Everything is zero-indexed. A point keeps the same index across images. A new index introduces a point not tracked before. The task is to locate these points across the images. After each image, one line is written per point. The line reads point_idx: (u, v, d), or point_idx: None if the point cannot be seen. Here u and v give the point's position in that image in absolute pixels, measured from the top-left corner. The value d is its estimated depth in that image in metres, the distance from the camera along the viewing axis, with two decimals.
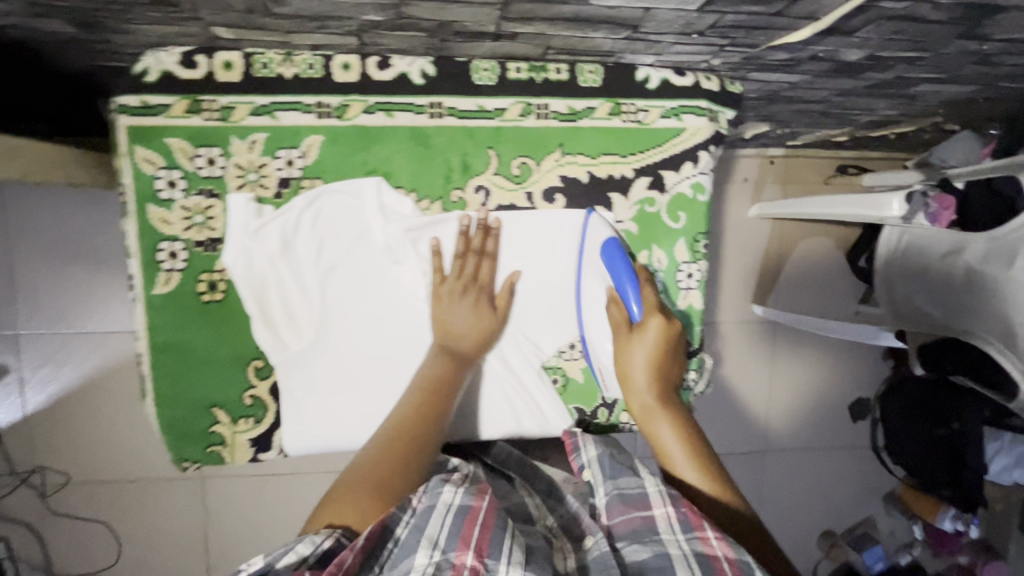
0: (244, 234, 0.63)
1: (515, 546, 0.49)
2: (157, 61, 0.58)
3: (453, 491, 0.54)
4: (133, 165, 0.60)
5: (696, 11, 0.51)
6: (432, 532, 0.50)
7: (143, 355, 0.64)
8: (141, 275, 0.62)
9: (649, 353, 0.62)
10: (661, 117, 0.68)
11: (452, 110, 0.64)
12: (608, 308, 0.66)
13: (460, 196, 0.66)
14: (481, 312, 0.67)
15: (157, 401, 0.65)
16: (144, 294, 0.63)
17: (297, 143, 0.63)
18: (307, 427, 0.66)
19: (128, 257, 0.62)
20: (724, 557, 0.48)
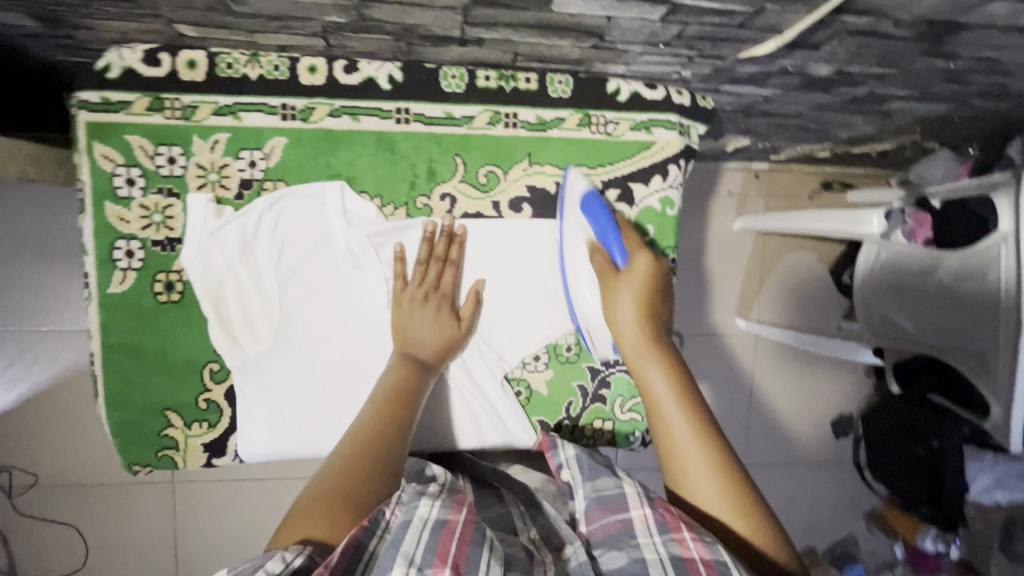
0: (201, 234, 0.61)
1: (494, 560, 0.45)
2: (119, 57, 0.58)
3: (430, 504, 0.49)
4: (92, 161, 0.59)
5: (659, 21, 0.51)
6: (408, 548, 0.44)
7: (95, 354, 0.62)
8: (96, 273, 0.61)
9: (637, 296, 0.59)
10: (630, 130, 0.67)
11: (419, 116, 0.63)
12: (591, 257, 0.63)
13: (426, 203, 0.65)
14: (445, 319, 0.65)
15: (109, 402, 0.63)
16: (99, 293, 0.61)
17: (260, 145, 0.61)
18: (262, 434, 0.64)
19: (84, 255, 0.61)
20: (700, 559, 0.44)
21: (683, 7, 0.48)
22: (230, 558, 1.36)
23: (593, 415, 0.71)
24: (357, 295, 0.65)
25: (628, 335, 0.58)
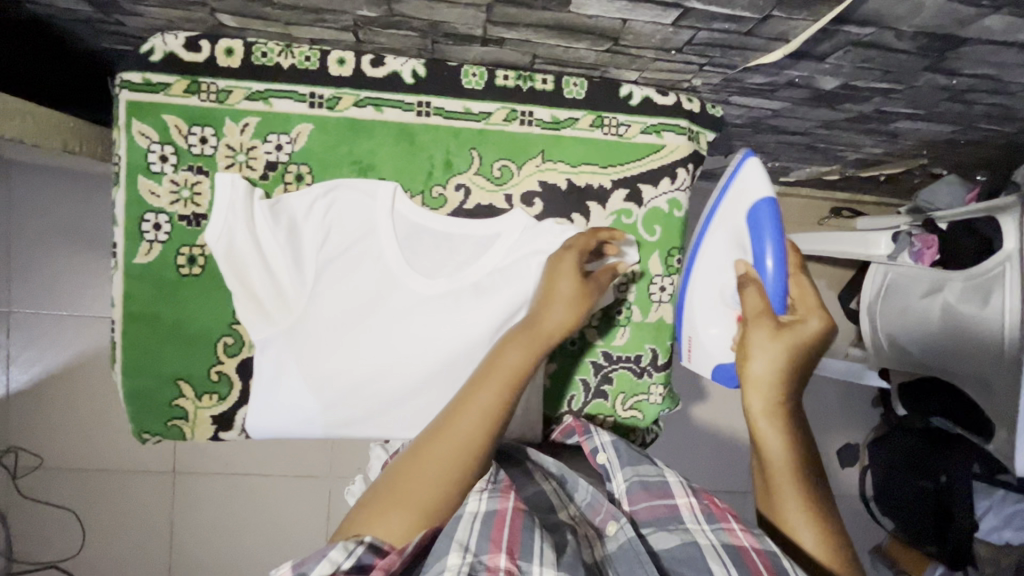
0: (231, 211, 0.63)
1: (547, 546, 0.47)
2: (163, 42, 0.62)
3: (478, 496, 0.50)
4: (129, 137, 0.63)
5: (670, 25, 0.54)
6: (462, 538, 0.47)
7: (116, 322, 0.65)
8: (124, 243, 0.64)
9: (790, 348, 0.56)
10: (641, 133, 0.69)
11: (440, 109, 0.66)
12: (747, 293, 0.58)
13: (441, 192, 0.67)
14: (580, 287, 0.61)
15: (124, 369, 0.65)
16: (125, 262, 0.64)
17: (287, 129, 0.64)
18: (269, 406, 0.66)
19: (114, 225, 0.64)
20: (752, 548, 0.49)
21: (693, 12, 0.51)
22: (220, 554, 1.38)
23: (595, 410, 0.72)
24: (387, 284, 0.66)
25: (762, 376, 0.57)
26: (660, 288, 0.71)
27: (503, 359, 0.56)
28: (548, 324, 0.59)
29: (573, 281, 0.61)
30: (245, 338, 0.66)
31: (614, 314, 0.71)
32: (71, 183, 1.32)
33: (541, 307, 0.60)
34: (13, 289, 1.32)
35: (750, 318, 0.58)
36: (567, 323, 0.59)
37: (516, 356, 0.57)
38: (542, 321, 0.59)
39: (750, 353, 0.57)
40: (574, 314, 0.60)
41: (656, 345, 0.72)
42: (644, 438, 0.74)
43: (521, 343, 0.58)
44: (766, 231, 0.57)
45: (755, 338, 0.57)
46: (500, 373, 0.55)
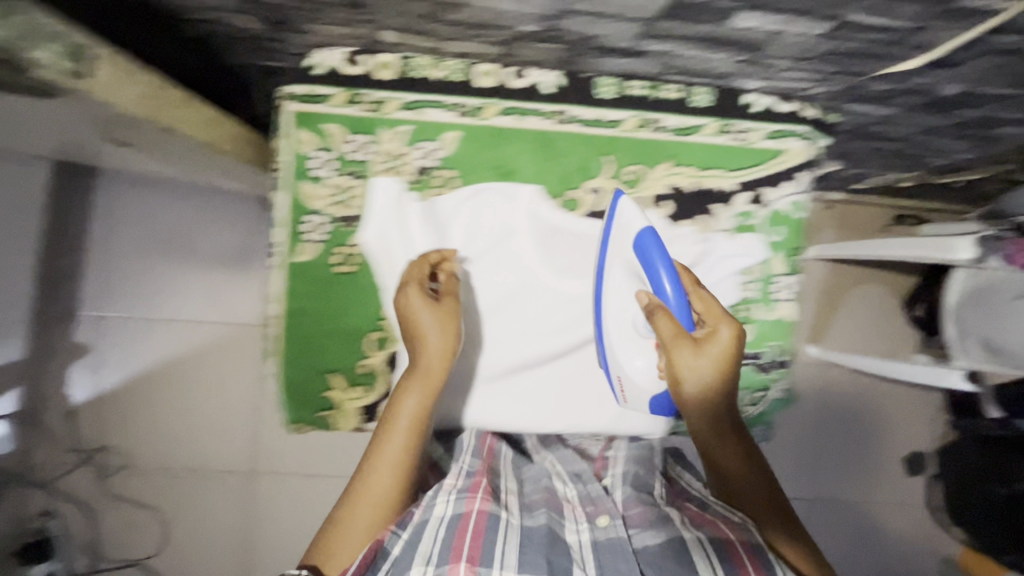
0: (388, 214, 0.69)
1: (511, 544, 0.48)
2: (325, 57, 0.67)
3: (446, 499, 0.52)
4: (293, 144, 0.68)
5: (819, 36, 0.57)
6: (426, 548, 0.48)
7: (274, 318, 0.70)
8: (284, 243, 0.68)
9: (716, 367, 0.56)
10: (763, 138, 0.73)
11: (576, 118, 0.70)
12: (658, 319, 0.58)
13: (577, 195, 0.71)
14: (444, 310, 0.61)
15: (281, 362, 0.71)
16: (284, 261, 0.69)
17: (438, 137, 0.70)
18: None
19: (273, 227, 0.68)
20: (734, 538, 0.50)
21: (849, 22, 0.54)
22: None
23: None
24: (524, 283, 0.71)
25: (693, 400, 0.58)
26: (783, 286, 0.74)
27: (399, 407, 0.56)
28: (429, 358, 0.59)
29: (433, 311, 0.60)
30: (392, 333, 0.71)
31: (739, 312, 0.74)
32: None
33: (412, 343, 0.60)
34: None
35: (669, 350, 0.57)
36: (447, 351, 0.60)
37: (410, 401, 0.57)
38: (423, 355, 0.59)
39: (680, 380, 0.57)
40: (451, 339, 0.60)
41: (779, 343, 0.75)
42: (762, 434, 0.78)
43: (414, 383, 0.58)
44: (654, 256, 0.59)
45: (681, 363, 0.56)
46: (399, 425, 0.56)
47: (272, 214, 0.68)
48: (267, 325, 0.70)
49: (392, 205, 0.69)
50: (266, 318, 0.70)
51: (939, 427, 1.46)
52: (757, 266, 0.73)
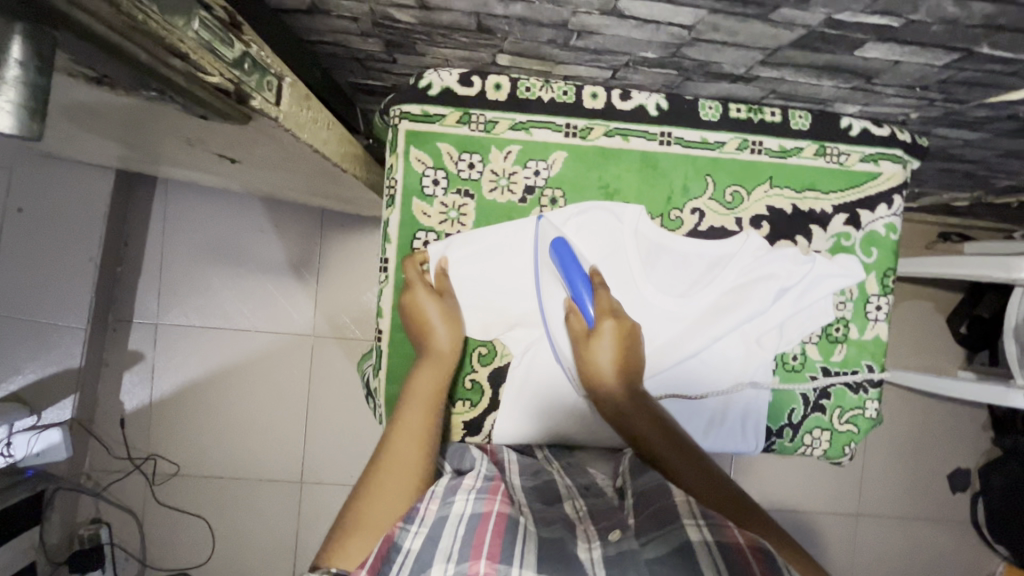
0: (498, 230, 0.72)
1: (526, 551, 0.49)
2: (440, 78, 0.69)
3: (465, 500, 0.54)
4: (407, 162, 0.71)
5: (939, 66, 0.59)
6: (446, 545, 0.49)
7: (384, 332, 0.73)
8: (397, 258, 0.72)
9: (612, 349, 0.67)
10: (860, 161, 0.74)
11: (680, 139, 0.72)
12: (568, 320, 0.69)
13: (678, 215, 0.73)
14: (449, 305, 0.70)
15: (388, 374, 0.73)
16: (396, 275, 0.72)
17: (545, 156, 0.72)
18: (522, 408, 0.73)
19: (387, 243, 0.73)
20: (746, 544, 0.49)
21: (976, 55, 0.56)
22: None
23: (814, 423, 0.76)
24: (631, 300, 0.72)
25: (609, 387, 0.67)
26: (876, 306, 0.76)
27: (411, 391, 0.65)
28: (438, 344, 0.68)
29: (439, 305, 0.69)
30: (496, 348, 0.73)
31: (832, 331, 0.76)
32: (218, 203, 1.41)
33: (420, 336, 0.68)
34: (162, 301, 1.41)
35: (579, 345, 0.68)
36: (452, 334, 0.69)
37: (421, 384, 0.66)
38: (434, 345, 0.68)
39: (592, 369, 0.67)
40: (458, 325, 0.70)
41: (873, 362, 0.76)
42: (853, 452, 0.78)
43: (425, 367, 0.67)
44: (567, 266, 0.68)
45: (590, 352, 0.67)
46: (412, 405, 0.64)
47: (385, 230, 0.73)
48: (377, 338, 0.73)
49: (487, 232, 0.72)
50: (376, 331, 0.74)
51: (986, 444, 1.46)
52: (853, 286, 0.75)
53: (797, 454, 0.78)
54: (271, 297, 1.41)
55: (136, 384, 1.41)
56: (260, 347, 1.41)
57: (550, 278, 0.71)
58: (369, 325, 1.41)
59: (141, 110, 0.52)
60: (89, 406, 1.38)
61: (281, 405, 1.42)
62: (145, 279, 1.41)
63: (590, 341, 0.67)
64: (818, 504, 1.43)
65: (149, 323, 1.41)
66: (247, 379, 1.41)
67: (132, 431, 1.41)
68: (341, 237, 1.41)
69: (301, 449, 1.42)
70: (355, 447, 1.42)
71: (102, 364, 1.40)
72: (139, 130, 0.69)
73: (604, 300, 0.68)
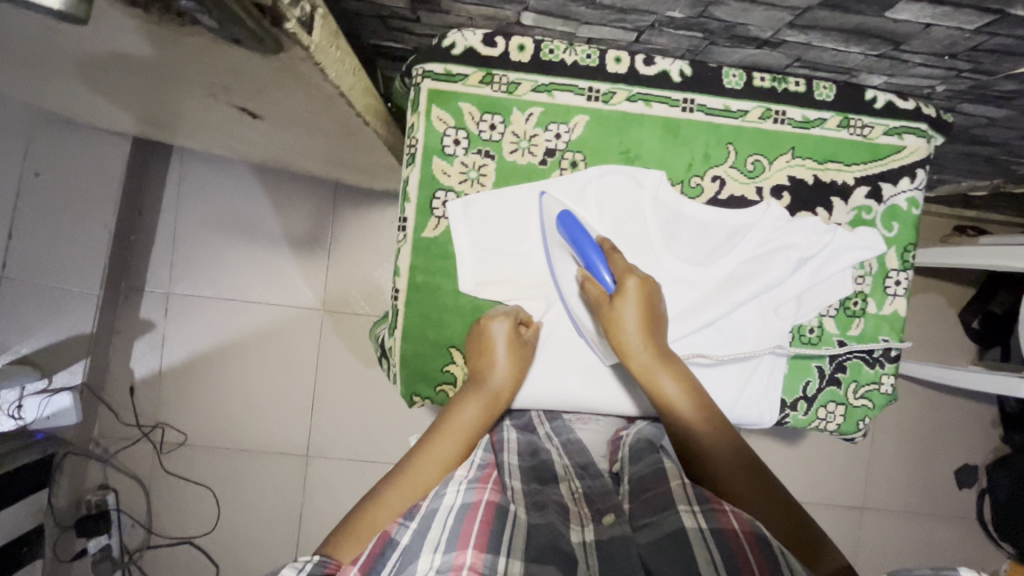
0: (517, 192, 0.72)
1: (515, 540, 0.48)
2: (463, 38, 0.69)
3: (456, 491, 0.54)
4: (429, 121, 0.71)
5: (971, 31, 0.58)
6: (434, 535, 0.48)
7: (401, 291, 0.73)
8: (416, 218, 0.73)
9: (638, 314, 0.65)
10: (884, 134, 0.74)
11: (702, 106, 0.72)
12: (584, 287, 0.68)
13: (698, 182, 0.73)
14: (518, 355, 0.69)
15: (403, 334, 0.74)
16: (415, 234, 0.73)
17: (567, 120, 0.72)
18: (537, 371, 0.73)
19: (406, 201, 0.73)
20: (739, 529, 0.49)
21: (1010, 17, 0.55)
22: None
23: (828, 397, 0.76)
24: (652, 267, 0.72)
25: (638, 349, 0.65)
26: (895, 281, 0.75)
27: (458, 415, 0.65)
28: (495, 379, 0.67)
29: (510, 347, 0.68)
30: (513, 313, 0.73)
31: (850, 305, 0.75)
32: (232, 175, 1.41)
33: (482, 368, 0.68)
34: (173, 272, 1.42)
35: (602, 310, 0.66)
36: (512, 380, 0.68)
37: (469, 413, 0.65)
38: (492, 379, 0.67)
39: (619, 331, 0.65)
40: (518, 368, 0.68)
41: (891, 337, 0.76)
42: (867, 429, 0.78)
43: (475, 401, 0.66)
44: (578, 237, 0.67)
45: (616, 314, 0.65)
46: (454, 431, 0.63)
47: (405, 189, 0.73)
48: (393, 298, 0.74)
49: (507, 195, 0.72)
50: (392, 291, 0.74)
51: (994, 441, 1.45)
52: (872, 259, 0.75)
53: (811, 429, 0.77)
54: (283, 271, 1.42)
55: (147, 352, 1.42)
56: (271, 319, 1.42)
57: (559, 248, 0.71)
58: (377, 302, 1.41)
59: (168, 51, 0.52)
60: (100, 372, 1.39)
61: (290, 379, 1.42)
62: (158, 248, 1.42)
63: (618, 302, 0.65)
64: (823, 495, 1.42)
65: (160, 293, 1.42)
66: (257, 351, 1.42)
67: (142, 400, 1.42)
68: (354, 213, 1.41)
69: (307, 422, 1.42)
70: (362, 422, 1.43)
71: (114, 332, 1.41)
72: (161, 84, 0.69)
73: (622, 264, 0.67)
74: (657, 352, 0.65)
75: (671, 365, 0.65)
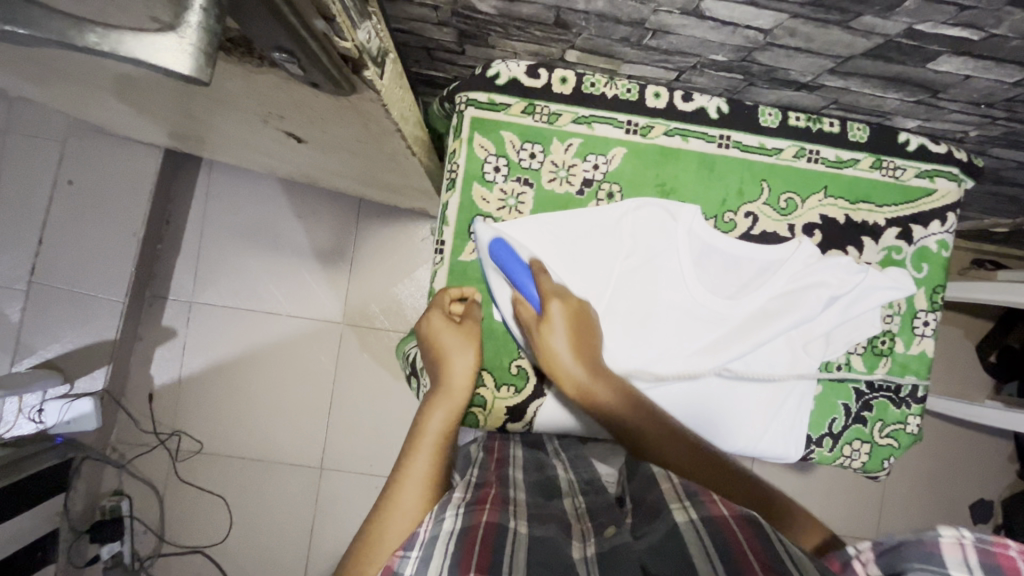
0: (552, 222, 0.72)
1: (516, 559, 0.47)
2: (508, 69, 0.71)
3: (455, 516, 0.52)
4: (471, 148, 0.73)
5: (1009, 83, 0.60)
6: (437, 563, 0.47)
7: None
8: (454, 242, 0.74)
9: (566, 335, 0.66)
10: (916, 176, 0.75)
11: (738, 143, 0.73)
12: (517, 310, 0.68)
13: (732, 217, 0.74)
14: (472, 343, 0.69)
15: None
16: (452, 258, 0.74)
17: (605, 152, 0.73)
18: (565, 397, 0.75)
19: (444, 226, 0.74)
20: (728, 514, 0.50)
21: None
22: None
23: (854, 435, 0.76)
24: (680, 298, 0.73)
25: (570, 370, 0.66)
26: (923, 322, 0.76)
27: (426, 424, 0.63)
28: (454, 378, 0.67)
29: (458, 333, 0.69)
30: None
31: (878, 343, 0.76)
32: (258, 188, 1.44)
33: (438, 367, 0.68)
34: (197, 281, 1.44)
35: (533, 335, 0.67)
36: (470, 367, 0.68)
37: (437, 419, 0.64)
38: (451, 378, 0.67)
39: (550, 354, 0.65)
40: (473, 358, 0.68)
41: (917, 377, 0.76)
42: (891, 468, 0.78)
43: (440, 403, 0.65)
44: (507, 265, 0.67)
45: (544, 340, 0.66)
46: (425, 438, 0.62)
47: (444, 213, 0.75)
48: None
49: (544, 224, 0.72)
50: None
51: (1008, 475, 1.44)
52: (902, 300, 0.75)
53: (835, 465, 0.77)
54: (304, 283, 1.43)
55: (168, 360, 1.43)
56: (291, 331, 1.43)
57: (496, 275, 0.71)
58: (397, 316, 1.43)
59: (229, 82, 0.54)
60: (120, 378, 1.40)
61: (308, 390, 1.43)
62: (182, 256, 1.44)
63: (545, 328, 0.65)
64: (837, 526, 1.42)
65: (183, 302, 1.44)
66: (275, 362, 1.43)
67: (160, 408, 1.43)
68: (377, 228, 1.43)
69: (323, 434, 1.43)
70: (375, 435, 1.44)
71: (136, 339, 1.43)
72: (212, 107, 0.71)
73: (548, 286, 0.67)
74: (589, 370, 0.66)
75: (605, 381, 0.66)
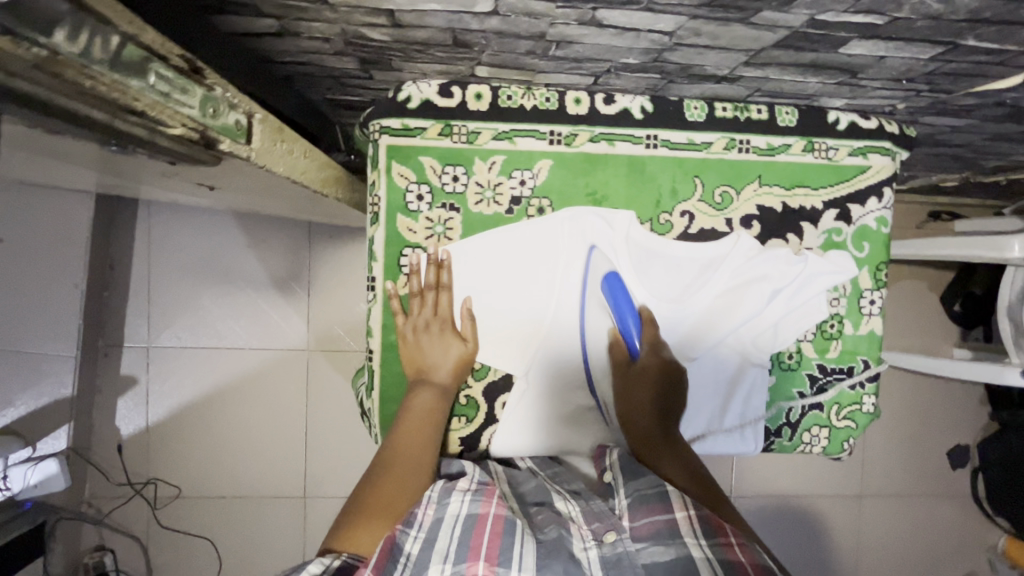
0: (484, 244, 0.71)
1: (526, 551, 0.52)
2: (418, 90, 0.67)
3: (460, 500, 0.56)
4: (391, 177, 0.70)
5: (926, 60, 0.58)
6: (443, 545, 0.52)
7: (375, 350, 0.73)
8: (384, 275, 0.72)
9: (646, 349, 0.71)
10: (849, 155, 0.74)
11: (666, 142, 0.71)
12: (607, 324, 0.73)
13: (667, 219, 0.72)
14: (458, 340, 0.70)
15: (379, 393, 0.73)
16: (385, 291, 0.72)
17: (531, 165, 0.71)
18: (519, 421, 0.73)
19: (373, 260, 0.72)
20: (748, 563, 0.51)
21: (961, 47, 0.55)
22: None
23: (812, 421, 0.76)
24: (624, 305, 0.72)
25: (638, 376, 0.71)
26: (870, 301, 0.75)
27: (418, 407, 0.67)
28: (444, 370, 0.69)
29: (449, 327, 0.70)
30: (490, 364, 0.72)
31: (827, 328, 0.75)
32: (201, 222, 1.39)
33: (426, 360, 0.69)
34: (151, 324, 1.39)
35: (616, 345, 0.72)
36: (461, 361, 0.70)
37: (429, 404, 0.68)
38: (440, 372, 0.69)
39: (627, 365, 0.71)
40: (463, 353, 0.70)
41: (868, 357, 0.76)
42: (852, 448, 0.78)
43: (431, 392, 0.68)
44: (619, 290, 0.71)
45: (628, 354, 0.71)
46: (417, 419, 0.66)
47: (372, 247, 0.72)
48: (369, 358, 0.73)
49: (475, 248, 0.71)
50: (367, 350, 0.74)
51: (983, 419, 1.46)
52: (846, 282, 0.75)
53: (796, 453, 0.77)
54: (263, 314, 1.40)
55: (132, 409, 1.40)
56: (257, 364, 1.40)
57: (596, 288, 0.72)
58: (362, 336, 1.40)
59: (107, 150, 0.50)
60: (84, 434, 1.36)
61: (281, 420, 1.41)
62: (133, 302, 1.39)
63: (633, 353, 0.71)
64: (822, 490, 1.43)
65: (140, 347, 1.40)
66: (244, 397, 1.40)
67: (130, 456, 1.39)
68: (331, 249, 1.39)
69: (302, 461, 1.41)
70: (355, 455, 1.42)
71: (95, 392, 1.38)
72: (113, 165, 0.67)
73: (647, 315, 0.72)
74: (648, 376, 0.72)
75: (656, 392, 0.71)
